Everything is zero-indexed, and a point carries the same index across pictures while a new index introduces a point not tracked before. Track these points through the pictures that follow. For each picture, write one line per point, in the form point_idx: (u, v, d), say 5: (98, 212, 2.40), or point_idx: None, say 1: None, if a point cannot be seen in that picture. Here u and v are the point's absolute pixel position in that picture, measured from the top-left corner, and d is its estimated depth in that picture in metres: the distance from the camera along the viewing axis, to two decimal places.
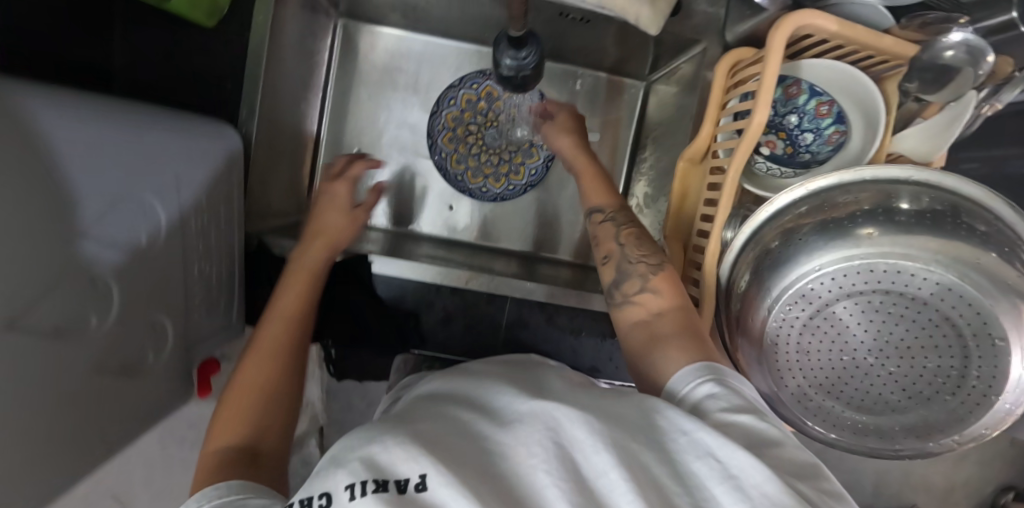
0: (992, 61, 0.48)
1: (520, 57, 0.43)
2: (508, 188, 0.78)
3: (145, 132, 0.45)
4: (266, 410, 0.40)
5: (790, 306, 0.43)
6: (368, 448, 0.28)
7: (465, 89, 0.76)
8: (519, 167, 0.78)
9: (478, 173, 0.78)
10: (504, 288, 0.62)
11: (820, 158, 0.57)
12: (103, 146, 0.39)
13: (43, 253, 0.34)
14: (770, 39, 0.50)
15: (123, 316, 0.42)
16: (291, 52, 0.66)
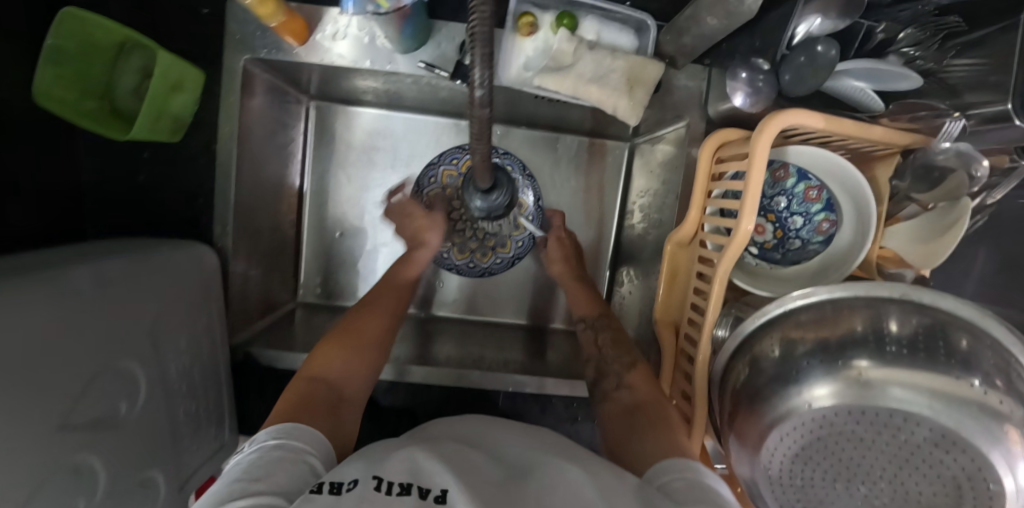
0: (986, 166, 0.45)
1: (491, 198, 0.42)
2: (496, 261, 0.77)
3: (121, 287, 0.44)
4: (358, 359, 0.49)
5: (782, 438, 0.42)
6: (402, 457, 0.33)
7: (445, 165, 0.75)
8: (506, 240, 0.77)
9: (465, 248, 0.77)
10: (494, 383, 0.62)
11: (810, 247, 0.55)
12: (75, 327, 0.39)
13: (25, 463, 0.33)
14: (755, 141, 0.47)
15: (112, 487, 0.41)
16: (264, 148, 0.65)
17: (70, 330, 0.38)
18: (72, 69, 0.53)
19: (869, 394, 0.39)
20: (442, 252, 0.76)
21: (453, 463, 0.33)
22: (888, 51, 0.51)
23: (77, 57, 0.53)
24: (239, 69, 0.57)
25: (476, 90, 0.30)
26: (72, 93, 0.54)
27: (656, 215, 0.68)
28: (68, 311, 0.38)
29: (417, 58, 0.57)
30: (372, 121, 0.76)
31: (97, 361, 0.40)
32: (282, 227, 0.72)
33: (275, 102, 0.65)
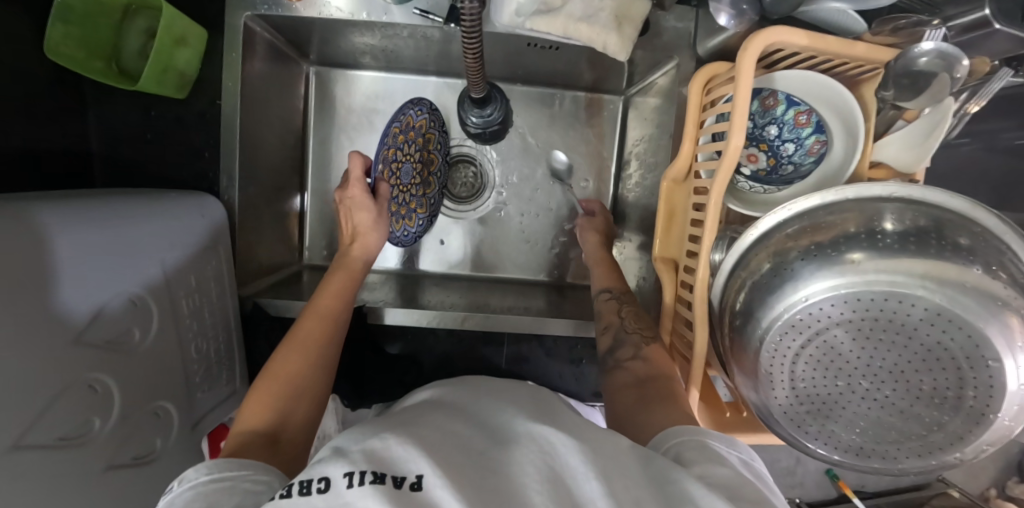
0: (966, 63, 0.47)
1: (487, 112, 0.52)
2: (410, 231, 0.68)
3: (129, 223, 0.45)
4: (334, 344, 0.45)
5: (782, 336, 0.43)
6: (370, 443, 0.29)
7: (393, 126, 0.65)
8: (422, 199, 0.66)
9: (390, 215, 0.67)
10: (500, 325, 0.64)
11: (803, 170, 0.56)
12: (86, 251, 0.40)
13: (37, 371, 0.34)
14: (739, 60, 0.48)
15: (125, 413, 0.42)
16: (266, 109, 0.67)
17: (80, 254, 0.39)
18: (80, 26, 0.55)
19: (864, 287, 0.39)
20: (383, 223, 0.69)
21: (434, 445, 0.30)
22: None
23: (84, 14, 0.54)
24: (240, 26, 0.58)
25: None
26: (82, 51, 0.56)
27: (651, 160, 0.70)
28: (78, 237, 0.39)
29: (410, 8, 0.59)
30: (372, 85, 0.78)
31: (110, 287, 0.41)
32: (287, 188, 0.74)
33: (275, 64, 0.67)
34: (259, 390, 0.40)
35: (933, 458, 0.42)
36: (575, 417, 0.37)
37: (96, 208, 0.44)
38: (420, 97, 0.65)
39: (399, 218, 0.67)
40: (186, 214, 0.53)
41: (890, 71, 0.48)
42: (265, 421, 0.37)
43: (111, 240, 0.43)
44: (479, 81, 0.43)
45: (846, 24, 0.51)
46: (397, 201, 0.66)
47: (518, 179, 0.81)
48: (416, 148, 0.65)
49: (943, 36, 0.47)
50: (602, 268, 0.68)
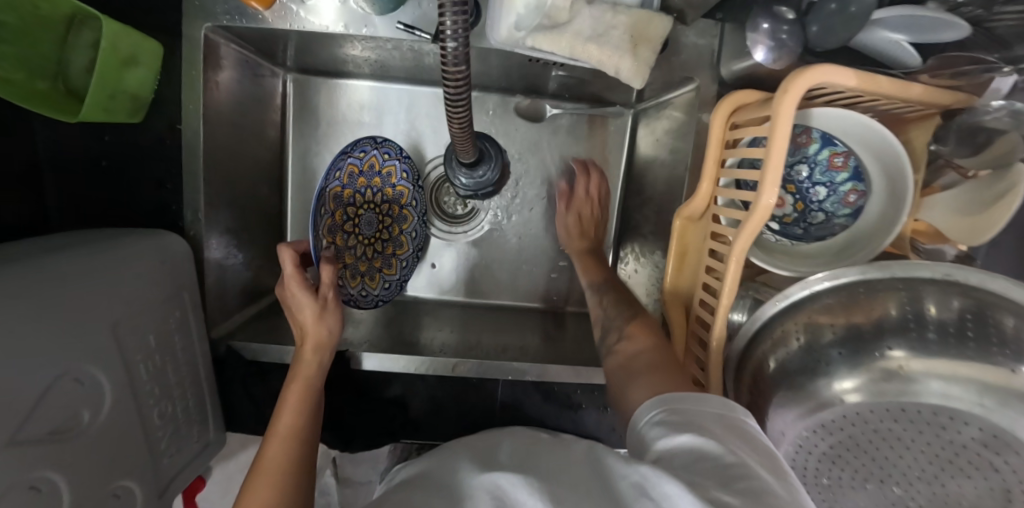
0: None
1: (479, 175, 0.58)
2: (387, 287, 0.68)
3: (77, 285, 0.40)
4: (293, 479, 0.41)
5: (811, 433, 0.40)
6: None
7: (330, 185, 0.64)
8: (399, 240, 0.68)
9: (353, 273, 0.66)
10: (493, 371, 0.59)
11: (836, 221, 0.50)
12: (24, 330, 0.34)
13: None
14: (775, 104, 0.41)
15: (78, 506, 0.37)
16: (237, 129, 0.60)
17: (15, 336, 0.33)
18: (15, 44, 0.47)
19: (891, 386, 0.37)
20: (354, 293, 0.66)
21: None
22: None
23: (18, 28, 0.47)
24: (202, 40, 0.51)
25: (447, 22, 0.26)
26: (20, 73, 0.48)
27: (664, 187, 0.63)
28: (12, 316, 0.34)
29: (394, 19, 0.51)
30: (355, 94, 0.71)
31: (55, 366, 0.36)
32: (263, 211, 0.68)
33: (246, 76, 0.60)
34: None
35: None
36: (541, 458, 0.35)
37: (28, 268, 0.38)
38: (377, 136, 0.64)
39: (363, 276, 0.67)
40: (145, 262, 0.47)
41: (955, 123, 0.43)
42: None
43: (54, 311, 0.37)
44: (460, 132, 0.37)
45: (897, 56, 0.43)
46: (363, 256, 0.68)
47: (516, 198, 0.74)
48: (370, 195, 0.67)
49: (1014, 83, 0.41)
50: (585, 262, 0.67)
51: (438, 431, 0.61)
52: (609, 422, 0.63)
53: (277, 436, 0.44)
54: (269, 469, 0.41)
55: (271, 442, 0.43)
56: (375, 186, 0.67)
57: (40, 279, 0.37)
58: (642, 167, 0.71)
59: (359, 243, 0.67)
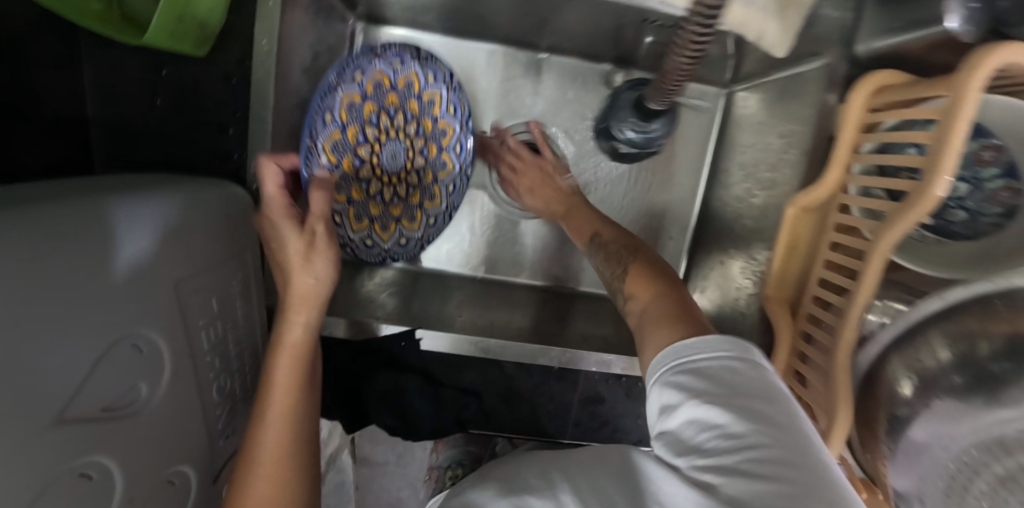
0: None
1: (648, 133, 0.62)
2: (402, 242, 0.59)
3: (139, 230, 0.33)
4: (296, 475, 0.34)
5: (983, 453, 0.35)
6: None
7: (347, 90, 0.50)
8: (431, 190, 0.59)
9: (363, 215, 0.56)
10: (574, 363, 0.54)
11: (985, 223, 0.44)
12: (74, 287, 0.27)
13: (25, 472, 0.23)
14: (957, 80, 0.37)
15: (141, 494, 0.32)
16: (306, 74, 0.54)
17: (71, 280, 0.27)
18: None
19: None
20: (360, 241, 0.57)
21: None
22: None
23: None
24: None
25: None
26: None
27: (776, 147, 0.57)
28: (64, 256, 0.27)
29: None
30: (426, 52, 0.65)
31: (113, 330, 0.30)
32: None
33: (321, 18, 0.54)
34: None
35: None
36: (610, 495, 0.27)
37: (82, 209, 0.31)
38: (423, 48, 0.52)
39: (374, 224, 0.57)
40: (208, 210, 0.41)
41: None
42: None
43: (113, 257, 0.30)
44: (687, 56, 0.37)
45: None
46: (378, 199, 0.57)
47: (591, 175, 0.70)
48: (399, 122, 0.55)
49: None
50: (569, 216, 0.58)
51: (513, 421, 0.59)
52: None
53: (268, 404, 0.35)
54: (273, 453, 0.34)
55: (269, 414, 0.35)
56: (409, 112, 0.54)
57: (84, 220, 0.30)
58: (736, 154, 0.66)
59: (380, 182, 0.57)
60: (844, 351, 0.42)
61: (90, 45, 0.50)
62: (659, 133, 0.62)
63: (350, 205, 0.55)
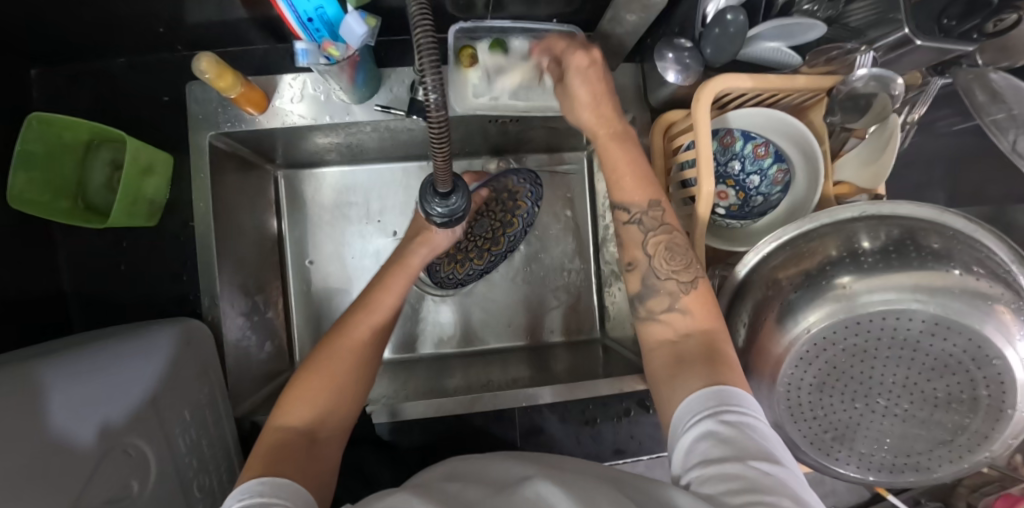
0: (903, 83, 0.47)
1: (449, 203, 0.43)
2: (473, 270, 0.73)
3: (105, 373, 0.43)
4: (369, 359, 0.48)
5: (796, 369, 0.43)
6: None
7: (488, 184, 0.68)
8: (498, 240, 0.72)
9: (449, 261, 0.70)
10: (508, 401, 0.62)
11: (774, 199, 0.57)
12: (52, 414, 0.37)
13: None
14: (693, 111, 0.51)
15: None
16: (240, 219, 0.66)
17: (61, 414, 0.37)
18: (42, 171, 0.55)
19: (817, 302, 0.42)
20: (434, 267, 0.71)
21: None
22: (791, 12, 0.52)
23: (46, 158, 0.55)
24: (206, 146, 0.59)
25: (430, 97, 0.31)
26: (46, 193, 0.56)
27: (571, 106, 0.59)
28: None
29: (373, 103, 0.59)
30: (340, 180, 0.78)
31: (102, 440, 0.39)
32: (268, 296, 0.72)
33: (243, 175, 0.67)
34: (310, 376, 0.44)
35: (967, 463, 0.42)
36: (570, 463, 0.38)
37: (56, 363, 0.41)
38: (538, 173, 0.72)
39: (454, 263, 0.71)
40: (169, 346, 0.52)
41: (835, 98, 0.51)
42: (311, 414, 0.42)
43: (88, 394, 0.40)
44: (445, 161, 0.38)
45: (781, 59, 0.53)
46: (463, 250, 0.70)
47: None
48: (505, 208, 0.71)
49: (871, 59, 0.48)
50: (620, 153, 0.48)
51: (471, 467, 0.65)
52: (625, 428, 0.66)
53: (375, 301, 0.51)
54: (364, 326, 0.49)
55: (366, 308, 0.50)
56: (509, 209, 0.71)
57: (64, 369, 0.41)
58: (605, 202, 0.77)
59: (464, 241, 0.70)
60: None
61: (57, 235, 0.60)
62: (466, 205, 0.44)
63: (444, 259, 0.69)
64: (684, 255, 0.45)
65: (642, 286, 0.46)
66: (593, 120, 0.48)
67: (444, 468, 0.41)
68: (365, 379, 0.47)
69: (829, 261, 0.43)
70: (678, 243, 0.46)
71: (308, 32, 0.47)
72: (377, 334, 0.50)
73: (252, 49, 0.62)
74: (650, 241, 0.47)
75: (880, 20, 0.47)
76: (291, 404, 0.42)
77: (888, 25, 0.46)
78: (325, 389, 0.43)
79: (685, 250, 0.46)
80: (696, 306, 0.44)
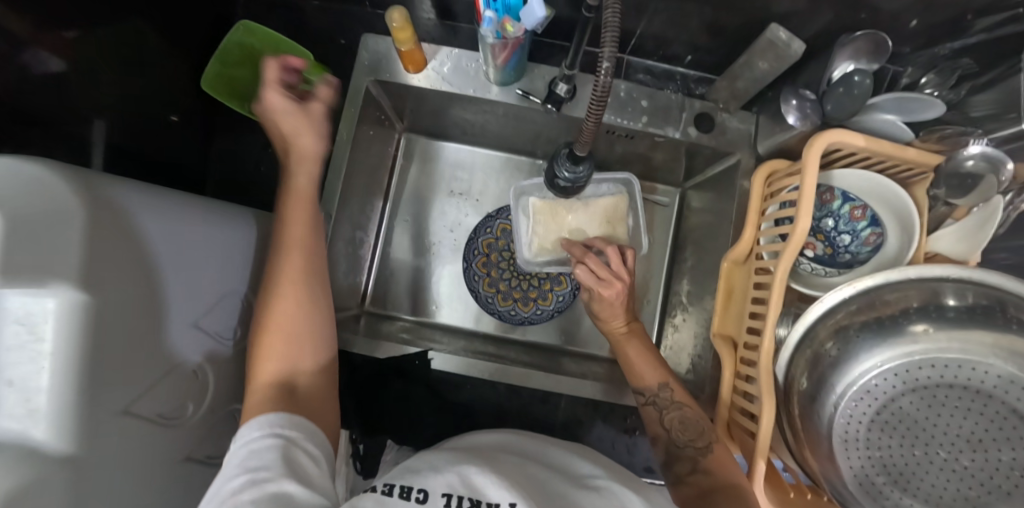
0: (1011, 169, 0.50)
1: (576, 170, 0.50)
2: (538, 312, 0.80)
3: (217, 224, 0.52)
4: (313, 293, 0.51)
5: (857, 402, 0.45)
6: (461, 469, 0.37)
7: (501, 221, 0.82)
8: (548, 294, 0.80)
9: (508, 296, 0.80)
10: (559, 386, 0.65)
11: (860, 258, 0.59)
12: (172, 239, 0.45)
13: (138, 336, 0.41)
14: (805, 153, 0.54)
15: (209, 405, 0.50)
16: (364, 162, 0.75)
17: (175, 238, 0.46)
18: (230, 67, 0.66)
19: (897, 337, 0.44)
20: (486, 297, 0.80)
21: (513, 481, 0.37)
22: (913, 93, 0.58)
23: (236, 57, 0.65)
24: (362, 87, 0.68)
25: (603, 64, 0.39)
26: (221, 87, 0.65)
27: (644, 223, 0.76)
28: (174, 222, 0.46)
29: (514, 88, 0.67)
30: (450, 155, 0.87)
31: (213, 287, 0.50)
32: (364, 235, 0.80)
33: (379, 126, 0.77)
34: (266, 327, 0.49)
35: None
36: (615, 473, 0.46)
37: (196, 204, 0.51)
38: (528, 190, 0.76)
39: (518, 301, 0.80)
40: None
41: (941, 173, 0.53)
42: (277, 363, 0.47)
43: (198, 234, 0.49)
44: (592, 131, 0.44)
45: (892, 132, 0.57)
46: (519, 287, 0.81)
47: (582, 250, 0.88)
48: None
49: (985, 143, 0.52)
50: (636, 356, 0.63)
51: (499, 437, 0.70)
52: None
53: (292, 242, 0.52)
54: (293, 260, 0.51)
55: (288, 247, 0.52)
56: None
57: (214, 217, 0.52)
58: (690, 236, 0.81)
59: (519, 280, 0.81)
60: (767, 359, 0.51)
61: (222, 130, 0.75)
62: (588, 177, 0.51)
63: (498, 292, 0.80)
64: (695, 428, 0.56)
65: (668, 457, 0.56)
66: (607, 327, 0.65)
67: (501, 438, 0.50)
68: (318, 299, 0.51)
69: (915, 305, 0.45)
70: (689, 418, 0.57)
71: (489, 3, 0.54)
72: (310, 267, 0.52)
73: (423, 22, 0.72)
74: (666, 418, 0.58)
75: (1000, 115, 0.52)
76: (260, 361, 0.47)
77: (1007, 120, 0.50)
78: (274, 335, 0.48)
79: (694, 422, 0.57)
80: (715, 466, 0.53)
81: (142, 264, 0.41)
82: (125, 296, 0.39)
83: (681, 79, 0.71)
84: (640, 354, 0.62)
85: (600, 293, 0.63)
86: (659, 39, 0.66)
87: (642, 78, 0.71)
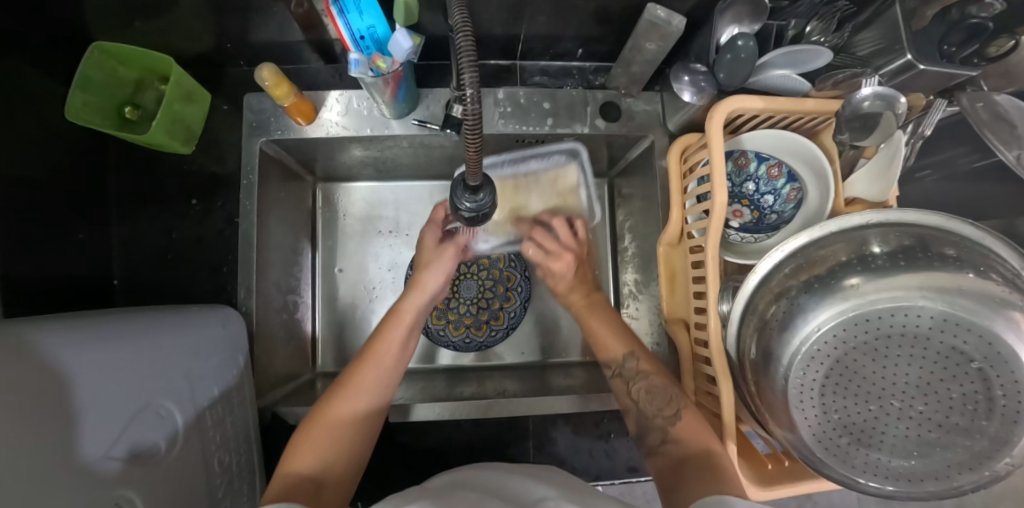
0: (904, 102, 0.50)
1: (477, 198, 0.47)
2: (492, 333, 0.79)
3: (144, 337, 0.48)
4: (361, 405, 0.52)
5: (805, 369, 0.44)
6: None
7: None
8: (499, 313, 0.79)
9: (459, 324, 0.78)
10: (524, 408, 0.63)
11: (786, 217, 0.59)
12: (98, 369, 0.41)
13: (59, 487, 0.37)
14: (708, 124, 0.52)
15: None
16: (279, 223, 0.71)
17: (99, 367, 0.41)
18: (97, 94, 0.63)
19: (832, 296, 0.43)
20: (437, 330, 0.77)
21: None
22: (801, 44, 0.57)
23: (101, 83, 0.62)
24: (256, 150, 0.65)
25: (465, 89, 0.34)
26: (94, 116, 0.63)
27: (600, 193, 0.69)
28: (97, 352, 0.42)
29: (410, 118, 0.65)
30: (371, 195, 0.84)
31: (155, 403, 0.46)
32: (298, 297, 0.76)
33: (287, 183, 0.73)
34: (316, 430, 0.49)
35: (987, 471, 0.41)
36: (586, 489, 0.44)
37: (113, 323, 0.47)
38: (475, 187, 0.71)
39: (470, 327, 0.78)
40: (199, 326, 0.56)
41: (842, 118, 0.54)
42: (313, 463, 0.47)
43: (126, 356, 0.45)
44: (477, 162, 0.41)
45: (792, 86, 0.56)
46: (468, 312, 0.79)
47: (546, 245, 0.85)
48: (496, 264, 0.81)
49: (876, 84, 0.52)
50: (595, 318, 0.65)
51: None
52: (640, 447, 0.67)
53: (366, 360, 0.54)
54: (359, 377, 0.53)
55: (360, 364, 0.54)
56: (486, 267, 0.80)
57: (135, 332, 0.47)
58: (626, 223, 0.80)
59: (467, 306, 0.79)
60: (716, 339, 0.51)
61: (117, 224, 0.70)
62: (492, 200, 0.48)
63: (448, 321, 0.78)
64: (664, 396, 0.54)
65: (640, 425, 0.54)
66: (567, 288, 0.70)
67: (454, 477, 0.47)
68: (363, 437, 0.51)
69: (840, 261, 0.44)
70: (656, 385, 0.55)
71: (358, 46, 0.53)
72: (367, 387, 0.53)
73: (307, 68, 0.70)
74: (634, 386, 0.56)
75: (887, 49, 0.51)
76: (300, 449, 0.47)
77: (893, 53, 0.50)
78: (328, 428, 0.49)
79: (662, 388, 0.54)
80: (686, 432, 0.49)
81: (62, 404, 0.37)
82: (43, 451, 0.34)
83: (579, 73, 0.70)
84: (605, 320, 0.64)
85: (551, 265, 0.68)
86: (547, 39, 0.64)
87: (540, 80, 0.70)
